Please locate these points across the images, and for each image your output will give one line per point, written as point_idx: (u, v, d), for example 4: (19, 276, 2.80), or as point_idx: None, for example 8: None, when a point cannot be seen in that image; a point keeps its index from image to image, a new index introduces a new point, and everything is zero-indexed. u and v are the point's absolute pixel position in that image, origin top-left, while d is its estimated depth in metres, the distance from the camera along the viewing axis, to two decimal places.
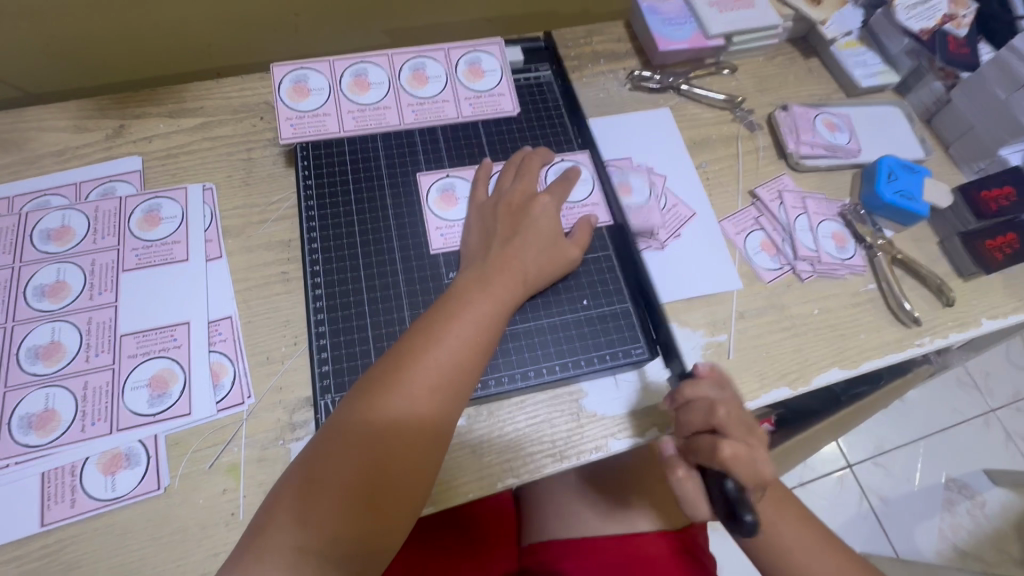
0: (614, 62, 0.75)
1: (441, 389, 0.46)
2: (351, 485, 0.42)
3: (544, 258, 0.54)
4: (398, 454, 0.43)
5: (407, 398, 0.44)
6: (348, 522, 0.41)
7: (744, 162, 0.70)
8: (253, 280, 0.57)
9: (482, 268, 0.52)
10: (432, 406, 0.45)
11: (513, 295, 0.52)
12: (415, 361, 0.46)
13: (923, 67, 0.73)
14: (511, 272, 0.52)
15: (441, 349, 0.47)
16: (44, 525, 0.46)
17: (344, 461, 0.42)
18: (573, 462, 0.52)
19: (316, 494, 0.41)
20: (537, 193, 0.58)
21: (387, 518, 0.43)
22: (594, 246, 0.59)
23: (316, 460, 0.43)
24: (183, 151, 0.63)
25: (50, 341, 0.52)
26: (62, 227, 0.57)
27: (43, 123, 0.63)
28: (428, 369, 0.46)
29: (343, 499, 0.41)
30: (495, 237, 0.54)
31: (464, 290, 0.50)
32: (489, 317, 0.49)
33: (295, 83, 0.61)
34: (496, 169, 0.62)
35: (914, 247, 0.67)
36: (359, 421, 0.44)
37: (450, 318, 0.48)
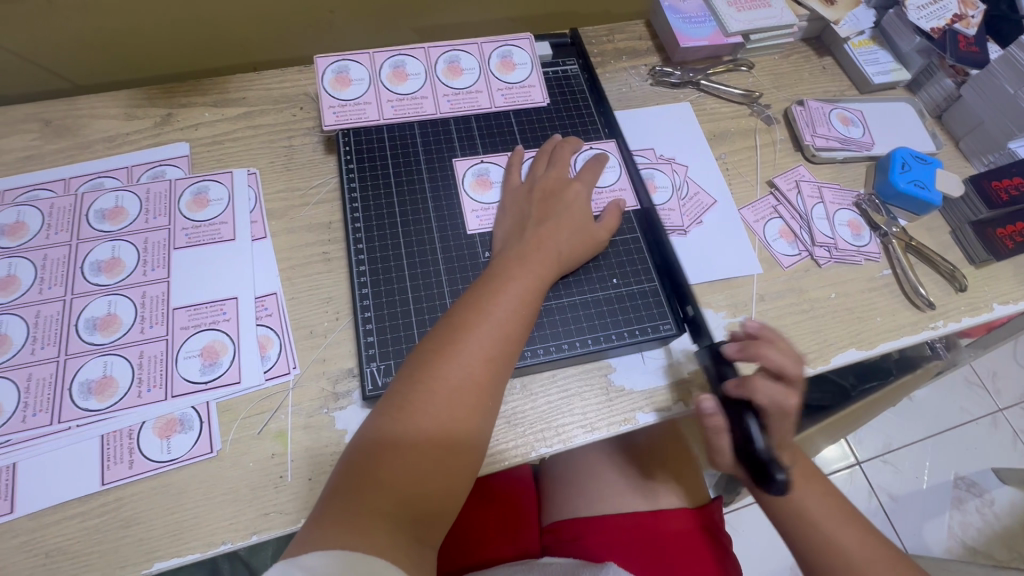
0: (636, 59, 0.78)
1: (494, 360, 0.48)
2: (417, 451, 0.43)
3: (576, 239, 0.57)
4: (457, 423, 0.45)
5: (463, 368, 0.46)
6: (416, 488, 0.42)
7: (762, 154, 0.73)
8: (296, 259, 0.60)
9: (518, 249, 0.55)
10: (486, 375, 0.47)
11: (549, 272, 0.54)
12: (468, 334, 0.48)
13: (934, 65, 0.76)
14: (548, 250, 0.55)
15: (492, 322, 0.49)
16: (103, 484, 0.49)
17: (408, 428, 0.44)
18: (603, 432, 0.55)
19: (384, 460, 0.42)
20: (570, 180, 0.61)
21: (447, 482, 0.44)
22: (622, 229, 0.62)
23: (378, 430, 0.44)
24: (227, 138, 0.66)
25: (107, 313, 0.55)
26: (116, 208, 0.60)
27: (95, 111, 0.66)
28: (482, 341, 0.48)
29: (409, 462, 0.42)
30: (530, 219, 0.57)
31: (507, 269, 0.53)
32: (532, 293, 0.52)
33: (337, 74, 0.64)
34: (528, 157, 0.64)
35: (927, 236, 0.69)
36: (418, 391, 0.45)
37: (497, 293, 0.51)
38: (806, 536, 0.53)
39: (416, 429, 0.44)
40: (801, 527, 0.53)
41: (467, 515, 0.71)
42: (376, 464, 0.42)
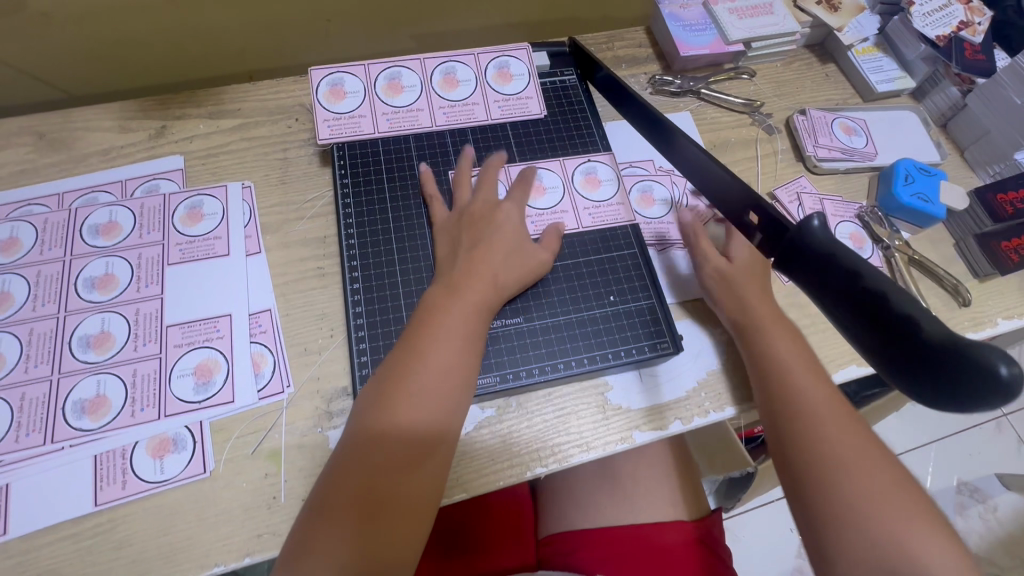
0: (636, 67, 0.77)
1: (450, 374, 0.47)
2: (375, 471, 0.43)
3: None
4: (420, 425, 0.45)
5: (417, 387, 0.46)
6: (382, 492, 0.43)
7: (763, 165, 0.72)
8: (291, 274, 0.60)
9: (450, 276, 0.53)
10: (443, 391, 0.47)
11: (486, 299, 0.52)
12: (421, 354, 0.47)
13: (939, 73, 0.75)
14: (483, 272, 0.53)
15: (441, 339, 0.48)
16: (96, 505, 0.48)
17: (365, 451, 0.44)
18: (599, 452, 0.54)
19: (344, 484, 0.43)
20: (498, 202, 0.59)
21: (414, 484, 0.44)
22: (570, 253, 0.60)
23: (339, 455, 0.44)
24: (222, 151, 0.66)
25: (100, 331, 0.54)
26: (109, 223, 0.60)
27: (89, 123, 0.66)
28: (434, 359, 0.47)
29: (375, 468, 0.43)
30: (482, 240, 0.55)
31: (435, 296, 0.51)
32: (475, 312, 0.51)
33: (332, 86, 0.63)
34: (507, 174, 0.63)
35: (931, 249, 0.68)
36: (375, 416, 0.45)
37: (442, 312, 0.50)
38: (828, 502, 0.45)
39: (373, 452, 0.44)
40: (832, 489, 0.46)
41: (467, 525, 0.71)
42: (336, 488, 0.42)
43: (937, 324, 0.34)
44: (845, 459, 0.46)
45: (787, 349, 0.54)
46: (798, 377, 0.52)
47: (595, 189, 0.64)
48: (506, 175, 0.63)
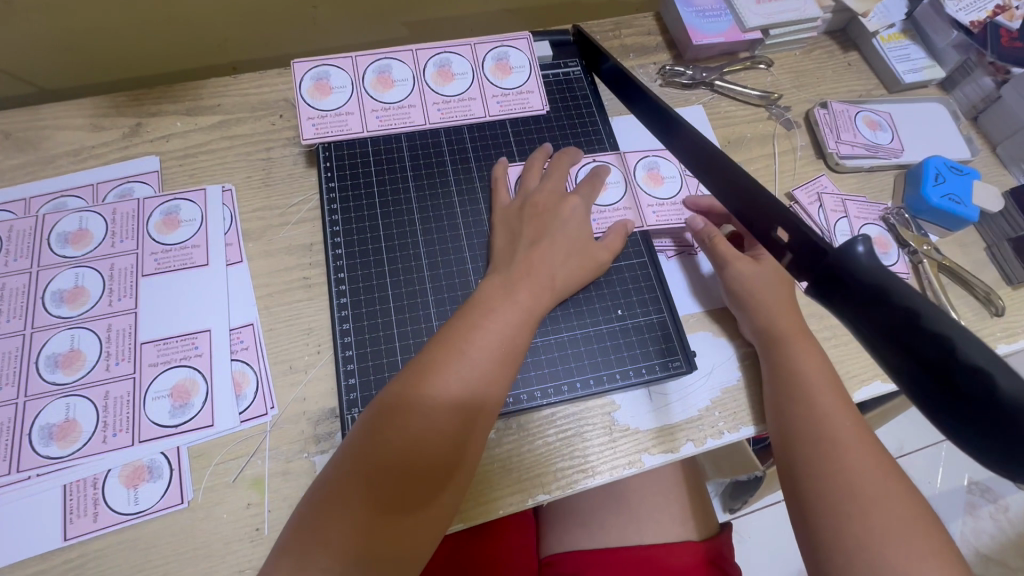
0: (645, 57, 0.72)
1: (488, 378, 0.45)
2: (399, 465, 0.41)
3: (572, 265, 0.52)
4: (456, 413, 0.44)
5: (452, 384, 0.44)
6: (405, 473, 0.41)
7: (780, 162, 0.67)
8: (275, 285, 0.55)
9: (506, 273, 0.51)
10: (478, 394, 0.45)
11: (542, 300, 0.50)
12: (460, 350, 0.45)
13: (971, 62, 0.69)
14: (536, 271, 0.50)
15: (484, 338, 0.46)
16: (66, 540, 0.45)
17: (390, 441, 0.42)
18: (605, 478, 0.50)
19: (361, 472, 0.41)
20: (565, 193, 0.56)
21: (435, 473, 0.42)
22: (623, 254, 0.58)
23: (360, 440, 0.42)
24: (201, 151, 0.61)
25: (70, 349, 0.51)
26: (79, 230, 0.56)
27: (58, 121, 0.61)
28: (475, 352, 0.45)
29: (404, 444, 0.42)
30: (538, 235, 0.53)
31: (490, 292, 0.49)
32: (525, 317, 0.48)
33: (316, 81, 0.59)
34: (575, 172, 0.59)
35: (960, 253, 0.64)
36: (403, 405, 0.43)
37: (488, 312, 0.48)
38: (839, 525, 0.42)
39: (400, 443, 0.42)
40: (840, 506, 0.43)
41: (455, 546, 0.63)
42: (354, 475, 0.41)
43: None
44: (861, 493, 0.43)
45: (809, 366, 0.50)
46: (821, 398, 0.48)
47: (656, 184, 0.60)
48: (575, 168, 0.60)
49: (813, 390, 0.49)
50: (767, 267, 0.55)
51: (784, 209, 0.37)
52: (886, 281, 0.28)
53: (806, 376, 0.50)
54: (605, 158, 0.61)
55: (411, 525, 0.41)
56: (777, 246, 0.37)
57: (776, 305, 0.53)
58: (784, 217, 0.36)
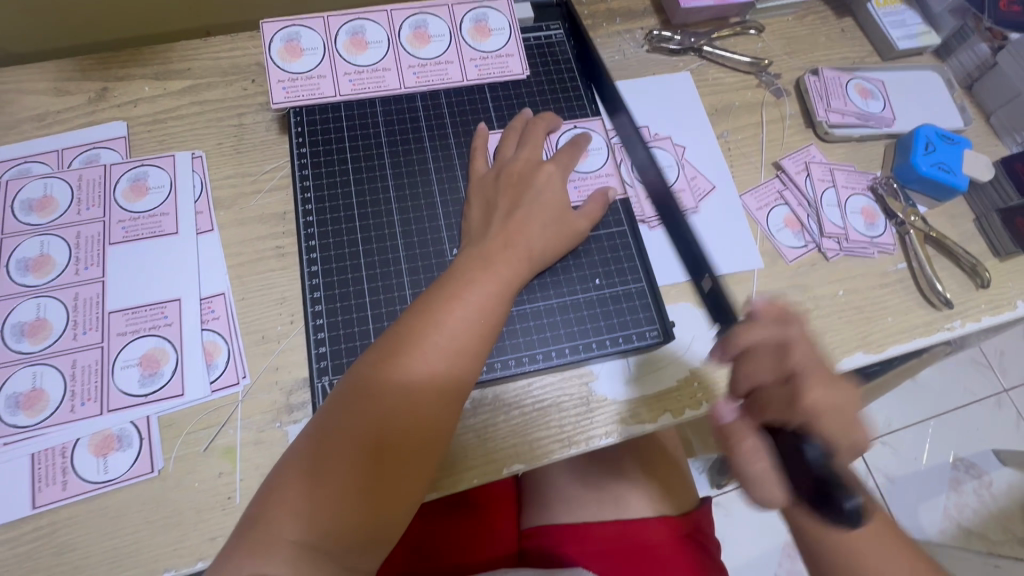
0: (632, 22, 0.69)
1: (463, 352, 0.44)
2: (376, 439, 0.41)
3: (548, 230, 0.51)
4: (433, 380, 0.43)
5: (429, 357, 0.43)
6: (381, 439, 0.41)
7: (768, 132, 0.65)
8: (246, 254, 0.54)
9: (475, 250, 0.49)
10: (456, 367, 0.44)
11: (518, 273, 0.49)
12: (439, 322, 0.44)
13: (968, 27, 0.67)
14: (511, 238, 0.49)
15: (461, 309, 0.45)
16: (35, 508, 0.45)
17: (365, 416, 0.41)
18: (582, 448, 0.50)
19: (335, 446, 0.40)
20: (543, 161, 0.54)
21: (413, 441, 0.41)
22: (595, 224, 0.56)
23: (334, 413, 0.41)
24: (170, 116, 0.60)
25: (36, 318, 0.50)
26: (44, 197, 0.54)
27: (21, 84, 0.59)
28: (452, 320, 0.45)
29: (380, 412, 0.41)
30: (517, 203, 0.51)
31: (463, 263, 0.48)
32: (500, 288, 0.47)
33: (287, 42, 0.57)
34: (555, 139, 0.58)
35: (948, 225, 0.63)
36: (377, 378, 0.42)
37: (466, 282, 0.46)
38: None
39: (374, 416, 0.41)
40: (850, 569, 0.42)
41: (435, 526, 0.64)
42: (327, 450, 0.40)
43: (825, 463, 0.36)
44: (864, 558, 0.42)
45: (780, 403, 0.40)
46: None
47: None
48: (554, 135, 0.58)
49: (839, 432, 0.39)
50: (795, 326, 0.42)
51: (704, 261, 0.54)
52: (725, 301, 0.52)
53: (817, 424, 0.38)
54: (587, 125, 0.59)
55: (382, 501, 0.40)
56: (701, 290, 0.55)
57: (772, 350, 0.42)
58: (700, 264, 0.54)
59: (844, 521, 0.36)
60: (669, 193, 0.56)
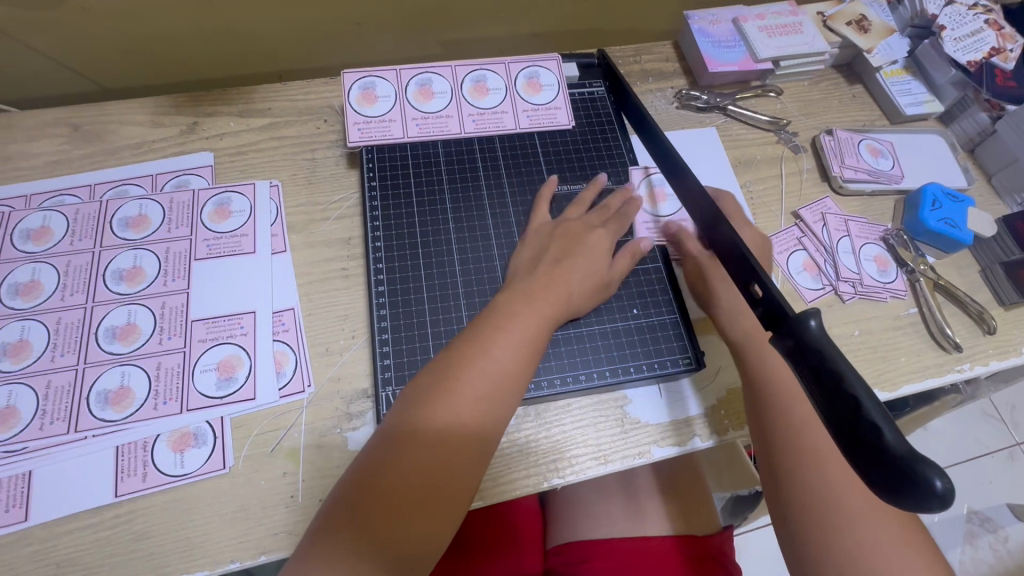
0: (663, 81, 0.77)
1: (506, 389, 0.47)
2: (420, 477, 0.43)
3: (585, 273, 0.55)
4: (475, 418, 0.46)
5: (474, 396, 0.46)
6: (427, 478, 0.43)
7: (787, 184, 0.72)
8: (315, 274, 0.60)
9: (526, 285, 0.53)
10: (493, 402, 0.47)
11: (557, 312, 0.52)
12: (473, 362, 0.47)
13: (969, 98, 0.74)
14: (550, 282, 0.53)
15: (504, 344, 0.48)
16: (116, 496, 0.49)
17: (409, 456, 0.43)
18: (616, 465, 0.54)
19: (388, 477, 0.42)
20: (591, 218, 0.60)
21: (454, 479, 0.44)
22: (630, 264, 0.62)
23: (388, 445, 0.44)
24: (252, 149, 0.67)
25: (126, 323, 0.55)
26: (139, 216, 0.61)
27: (123, 117, 0.67)
28: (492, 361, 0.47)
29: (427, 448, 0.44)
30: (553, 252, 0.56)
31: (511, 304, 0.51)
32: (541, 328, 0.51)
33: (363, 90, 0.65)
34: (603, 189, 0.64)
35: (956, 274, 0.68)
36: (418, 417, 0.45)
37: (505, 320, 0.50)
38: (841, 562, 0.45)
39: (421, 454, 0.43)
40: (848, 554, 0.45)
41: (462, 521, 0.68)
42: (376, 485, 0.42)
43: (903, 440, 0.31)
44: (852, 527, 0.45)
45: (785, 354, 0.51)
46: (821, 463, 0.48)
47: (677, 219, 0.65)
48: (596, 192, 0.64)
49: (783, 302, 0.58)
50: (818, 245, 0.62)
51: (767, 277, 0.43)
52: (827, 350, 0.36)
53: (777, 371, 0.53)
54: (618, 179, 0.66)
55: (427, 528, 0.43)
56: (752, 301, 0.45)
57: None
58: (766, 284, 0.43)
59: (932, 508, 0.30)
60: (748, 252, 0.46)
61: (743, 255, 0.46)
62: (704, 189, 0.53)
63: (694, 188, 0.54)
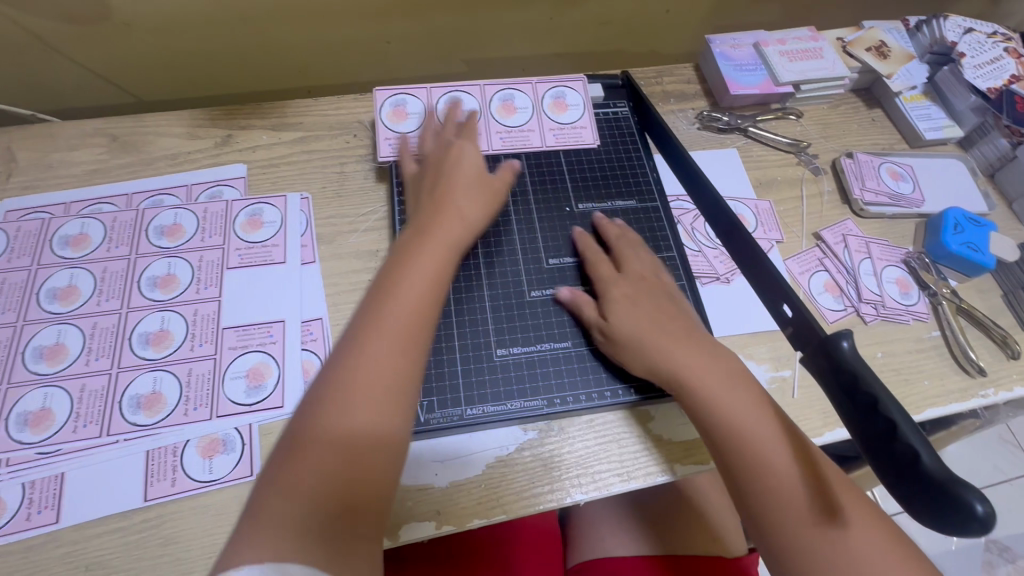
0: (684, 102, 0.79)
1: (406, 346, 0.44)
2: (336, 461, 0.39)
3: (476, 200, 0.57)
4: (380, 384, 0.42)
5: (372, 362, 0.42)
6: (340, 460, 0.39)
7: (808, 205, 0.72)
8: (343, 285, 0.61)
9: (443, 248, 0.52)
10: (394, 365, 0.43)
11: (438, 266, 0.49)
12: (366, 331, 0.44)
13: (988, 124, 0.75)
14: (437, 251, 0.50)
15: (401, 308, 0.45)
16: (146, 500, 0.49)
17: (314, 441, 0.40)
18: (640, 483, 0.53)
19: (294, 478, 0.38)
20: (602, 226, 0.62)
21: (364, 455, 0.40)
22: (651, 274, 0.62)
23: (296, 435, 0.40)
24: (283, 162, 0.68)
25: (159, 329, 0.56)
26: (174, 225, 0.62)
27: (159, 128, 0.69)
28: (388, 321, 0.44)
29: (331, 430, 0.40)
30: (418, 217, 0.54)
31: (390, 269, 0.48)
32: (434, 287, 0.48)
33: (395, 107, 0.67)
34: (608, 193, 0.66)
35: (978, 298, 0.68)
36: (315, 409, 0.41)
37: (395, 280, 0.47)
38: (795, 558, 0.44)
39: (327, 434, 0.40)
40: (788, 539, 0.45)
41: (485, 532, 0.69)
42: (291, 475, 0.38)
43: (940, 463, 0.32)
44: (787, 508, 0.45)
45: (707, 360, 0.51)
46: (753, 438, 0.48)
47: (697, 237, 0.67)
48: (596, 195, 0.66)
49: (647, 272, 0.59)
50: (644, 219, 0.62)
51: (794, 295, 0.45)
52: (862, 374, 0.37)
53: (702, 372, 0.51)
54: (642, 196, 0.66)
55: (362, 515, 0.39)
56: (783, 319, 0.47)
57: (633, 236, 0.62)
58: (794, 304, 0.45)
59: (973, 531, 0.30)
60: (775, 270, 0.48)
61: (770, 274, 0.49)
62: (734, 220, 0.53)
63: (719, 205, 0.56)
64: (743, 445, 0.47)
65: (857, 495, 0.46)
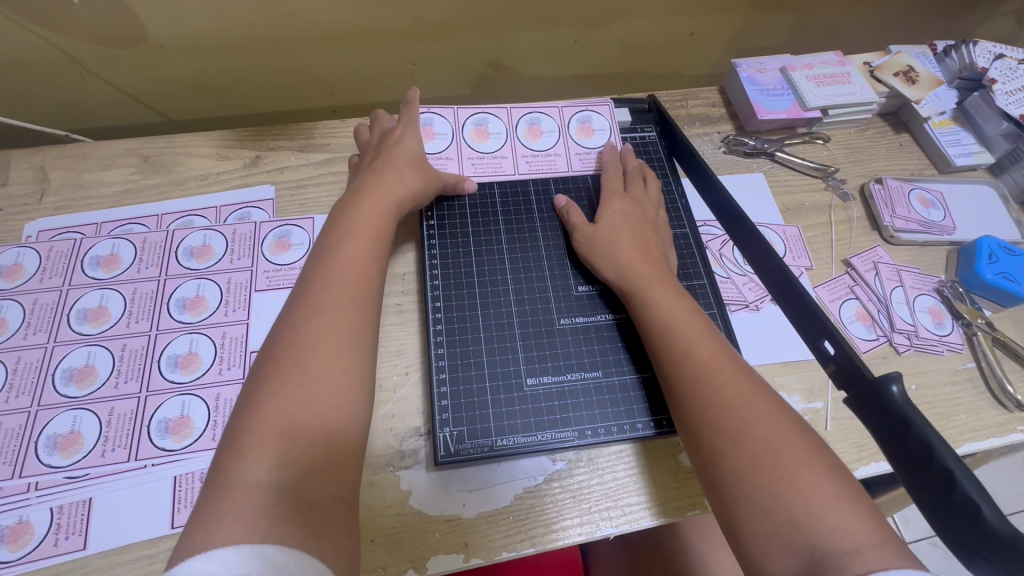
0: (710, 126, 0.78)
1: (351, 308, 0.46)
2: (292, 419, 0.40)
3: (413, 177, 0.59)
4: (329, 342, 0.44)
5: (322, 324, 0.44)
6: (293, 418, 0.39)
7: (837, 231, 0.71)
8: None
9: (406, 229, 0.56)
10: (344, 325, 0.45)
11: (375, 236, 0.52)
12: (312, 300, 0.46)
13: (1020, 149, 0.73)
14: (364, 236, 0.51)
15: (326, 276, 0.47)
16: (173, 527, 0.49)
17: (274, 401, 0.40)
18: (671, 517, 0.52)
19: (248, 465, 0.37)
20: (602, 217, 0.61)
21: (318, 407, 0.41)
22: None
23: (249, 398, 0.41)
24: (310, 184, 0.69)
25: (188, 352, 0.56)
26: (203, 246, 0.62)
27: (189, 149, 0.69)
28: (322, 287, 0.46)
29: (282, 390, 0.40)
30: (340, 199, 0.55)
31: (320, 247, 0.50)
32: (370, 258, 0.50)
33: (422, 127, 0.67)
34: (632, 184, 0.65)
35: (1014, 329, 0.66)
36: (255, 403, 0.40)
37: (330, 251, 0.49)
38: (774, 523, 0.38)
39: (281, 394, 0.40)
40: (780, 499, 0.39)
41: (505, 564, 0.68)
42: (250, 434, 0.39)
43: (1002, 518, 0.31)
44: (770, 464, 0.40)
45: (678, 315, 0.51)
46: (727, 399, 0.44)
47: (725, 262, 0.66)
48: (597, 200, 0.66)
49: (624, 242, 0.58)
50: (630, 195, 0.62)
51: (835, 330, 0.45)
52: (912, 419, 0.36)
53: (668, 330, 0.50)
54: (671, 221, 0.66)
55: (327, 500, 0.38)
56: (824, 356, 0.46)
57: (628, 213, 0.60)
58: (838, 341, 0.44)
59: None
60: (812, 303, 0.48)
61: (810, 308, 0.48)
62: (772, 250, 0.53)
63: (751, 234, 0.56)
64: (717, 402, 0.44)
65: (830, 457, 0.41)
